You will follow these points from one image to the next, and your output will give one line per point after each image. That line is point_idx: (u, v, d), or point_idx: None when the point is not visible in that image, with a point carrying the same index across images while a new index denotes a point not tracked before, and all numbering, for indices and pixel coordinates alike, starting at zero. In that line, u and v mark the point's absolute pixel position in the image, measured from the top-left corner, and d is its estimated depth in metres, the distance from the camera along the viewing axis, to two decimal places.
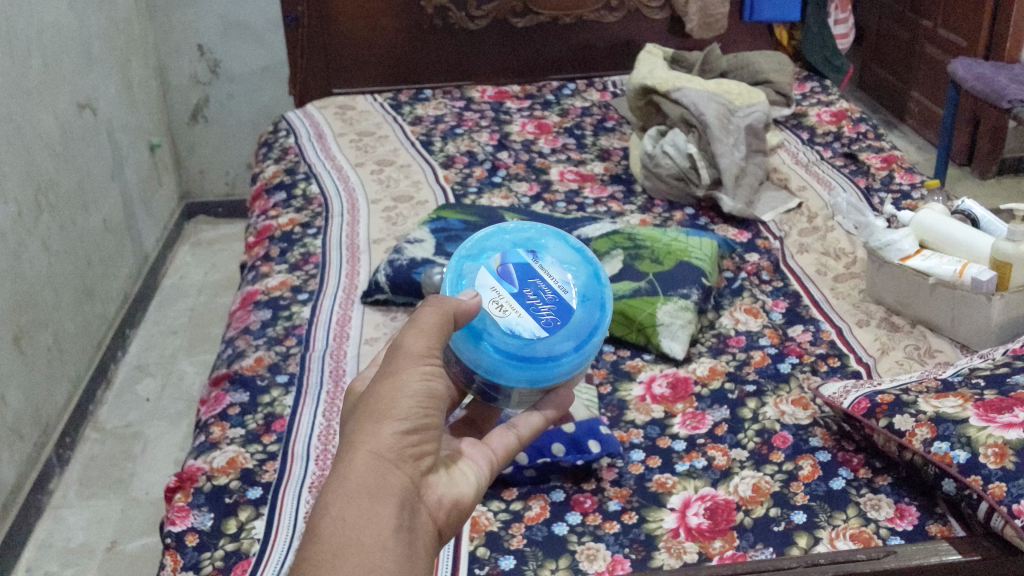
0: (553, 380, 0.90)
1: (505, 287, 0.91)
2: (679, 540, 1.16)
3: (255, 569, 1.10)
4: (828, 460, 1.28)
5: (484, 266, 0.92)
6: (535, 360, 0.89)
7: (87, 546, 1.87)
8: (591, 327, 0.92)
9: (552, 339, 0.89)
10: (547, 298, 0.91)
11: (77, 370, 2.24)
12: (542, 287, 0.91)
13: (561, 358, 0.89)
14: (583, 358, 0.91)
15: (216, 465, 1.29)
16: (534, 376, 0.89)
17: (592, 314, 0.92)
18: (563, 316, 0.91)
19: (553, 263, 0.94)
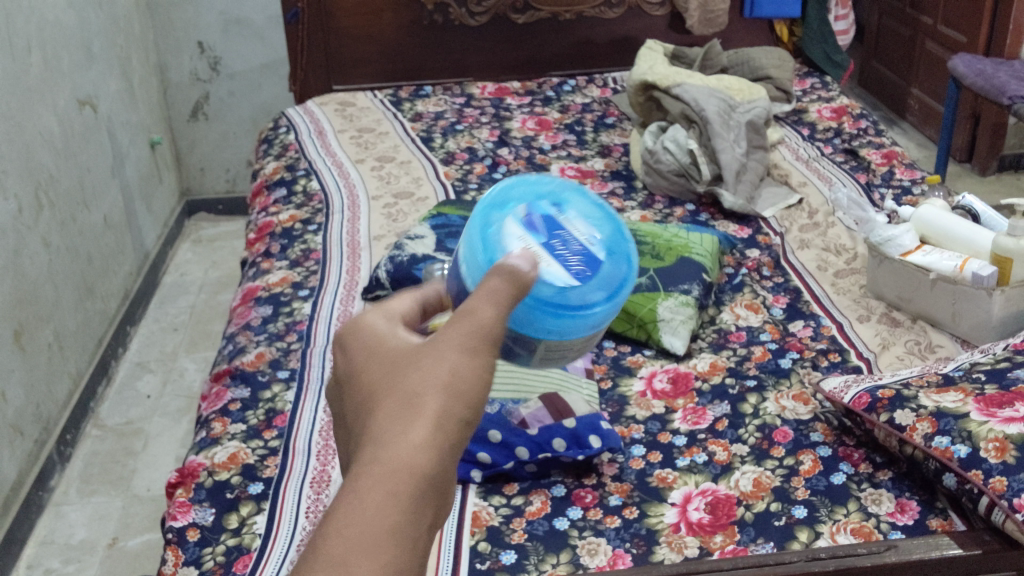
0: (581, 331, 0.82)
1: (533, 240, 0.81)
2: (680, 535, 1.16)
3: (256, 565, 1.10)
4: (828, 455, 1.28)
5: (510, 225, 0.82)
6: (570, 311, 0.79)
7: (88, 543, 1.88)
8: (620, 279, 0.84)
9: (586, 285, 0.81)
10: (575, 249, 0.82)
11: (78, 368, 2.24)
12: (568, 240, 0.82)
13: (595, 306, 0.81)
14: (614, 307, 0.83)
15: (217, 461, 1.29)
16: (565, 330, 0.80)
17: (618, 268, 0.84)
18: (589, 271, 0.82)
19: (579, 220, 0.86)
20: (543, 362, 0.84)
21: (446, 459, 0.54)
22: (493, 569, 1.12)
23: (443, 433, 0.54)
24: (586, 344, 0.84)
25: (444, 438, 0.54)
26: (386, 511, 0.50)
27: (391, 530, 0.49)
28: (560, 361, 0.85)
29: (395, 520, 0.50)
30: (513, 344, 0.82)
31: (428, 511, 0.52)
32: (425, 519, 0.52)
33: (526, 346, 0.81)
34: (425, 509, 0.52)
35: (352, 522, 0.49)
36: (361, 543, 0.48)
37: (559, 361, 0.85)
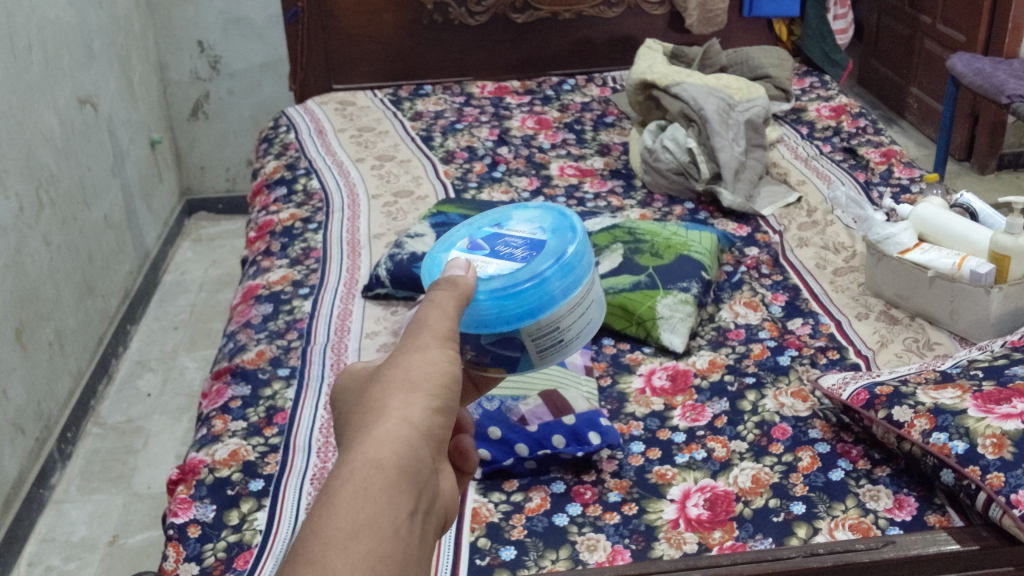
0: (554, 305, 0.88)
1: (476, 253, 0.91)
2: (679, 530, 1.17)
3: (257, 561, 1.11)
4: (827, 452, 1.29)
5: (454, 250, 0.93)
6: (526, 289, 0.86)
7: (89, 540, 1.88)
8: (566, 249, 0.92)
9: (533, 264, 0.89)
10: (517, 246, 0.92)
11: (79, 366, 2.25)
12: (508, 242, 0.93)
13: (549, 278, 0.88)
14: (574, 278, 0.91)
15: (218, 457, 1.30)
16: (534, 310, 0.87)
17: (561, 243, 0.93)
18: (539, 258, 0.90)
19: (518, 226, 0.97)
20: (543, 355, 0.90)
21: (411, 459, 0.61)
22: (493, 565, 1.13)
23: (402, 439, 0.62)
24: (569, 319, 0.90)
25: (403, 443, 0.62)
26: (363, 500, 0.57)
27: (370, 515, 0.56)
28: (559, 349, 0.91)
29: (371, 509, 0.56)
30: (504, 348, 0.89)
31: (404, 499, 0.59)
32: (401, 507, 0.58)
33: (514, 344, 0.88)
34: (400, 499, 0.58)
35: (334, 511, 0.55)
36: (343, 524, 0.55)
37: (561, 349, 0.91)
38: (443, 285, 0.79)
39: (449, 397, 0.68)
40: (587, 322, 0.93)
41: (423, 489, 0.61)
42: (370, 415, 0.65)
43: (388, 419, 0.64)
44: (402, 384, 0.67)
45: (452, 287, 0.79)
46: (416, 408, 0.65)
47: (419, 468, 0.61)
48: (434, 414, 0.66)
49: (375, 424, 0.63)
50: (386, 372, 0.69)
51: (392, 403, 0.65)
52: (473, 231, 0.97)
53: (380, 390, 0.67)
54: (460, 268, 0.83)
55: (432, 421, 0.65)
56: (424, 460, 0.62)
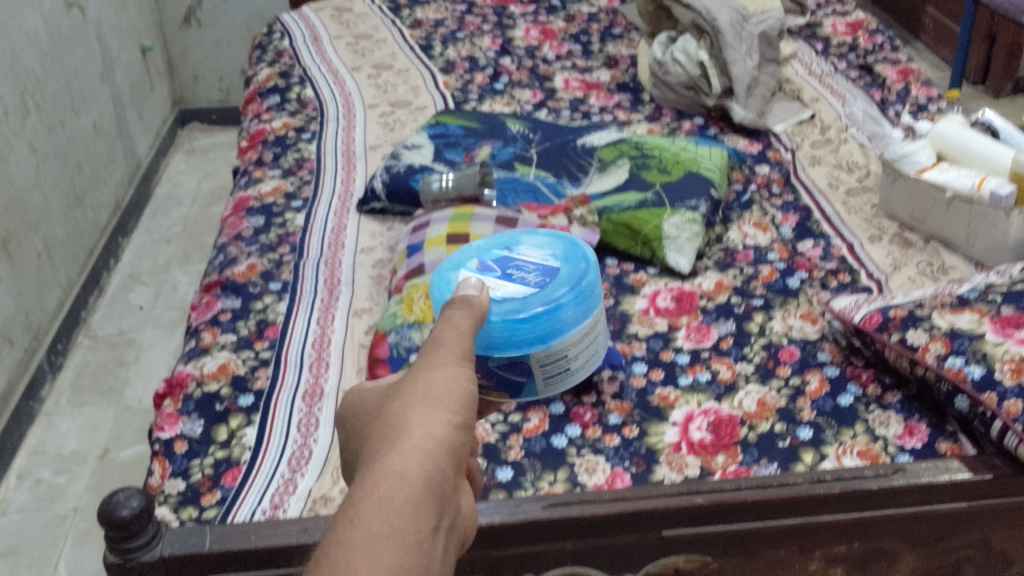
0: (562, 333, 1.01)
1: (491, 276, 1.01)
2: (681, 454, 1.13)
3: (246, 478, 1.07)
4: (836, 376, 1.24)
5: (471, 271, 1.02)
6: (540, 316, 0.98)
7: (80, 453, 1.85)
8: (576, 278, 1.03)
9: (547, 292, 1.00)
10: (530, 271, 1.02)
11: (69, 277, 2.20)
12: (522, 267, 1.03)
13: (561, 307, 1.00)
14: (581, 308, 1.02)
15: (207, 371, 1.25)
16: (544, 337, 0.99)
17: (572, 272, 1.04)
18: (551, 286, 1.01)
19: (529, 253, 1.07)
20: (546, 375, 1.04)
21: (434, 474, 0.62)
22: (489, 486, 1.09)
23: (425, 454, 0.62)
24: (574, 344, 1.03)
25: (428, 456, 0.62)
26: (388, 508, 0.57)
27: (394, 523, 0.57)
28: (561, 370, 1.05)
29: (395, 519, 0.57)
30: (513, 367, 1.01)
31: (429, 511, 0.59)
32: (426, 520, 0.59)
33: (523, 366, 1.00)
34: (422, 514, 0.59)
35: (359, 517, 0.56)
36: (367, 530, 0.56)
37: (563, 373, 1.04)
38: (459, 303, 0.83)
39: (466, 413, 0.69)
40: (587, 348, 1.07)
41: (446, 506, 0.62)
42: (393, 431, 0.65)
43: (411, 435, 0.64)
44: (423, 397, 0.68)
45: (467, 306, 0.83)
46: (438, 421, 0.66)
47: (442, 482, 0.62)
48: (456, 431, 0.66)
49: (399, 438, 0.64)
50: (405, 387, 0.70)
51: (415, 416, 0.66)
52: (487, 255, 1.05)
53: (400, 403, 0.68)
54: (473, 287, 0.87)
55: (455, 436, 0.66)
56: (447, 477, 0.63)
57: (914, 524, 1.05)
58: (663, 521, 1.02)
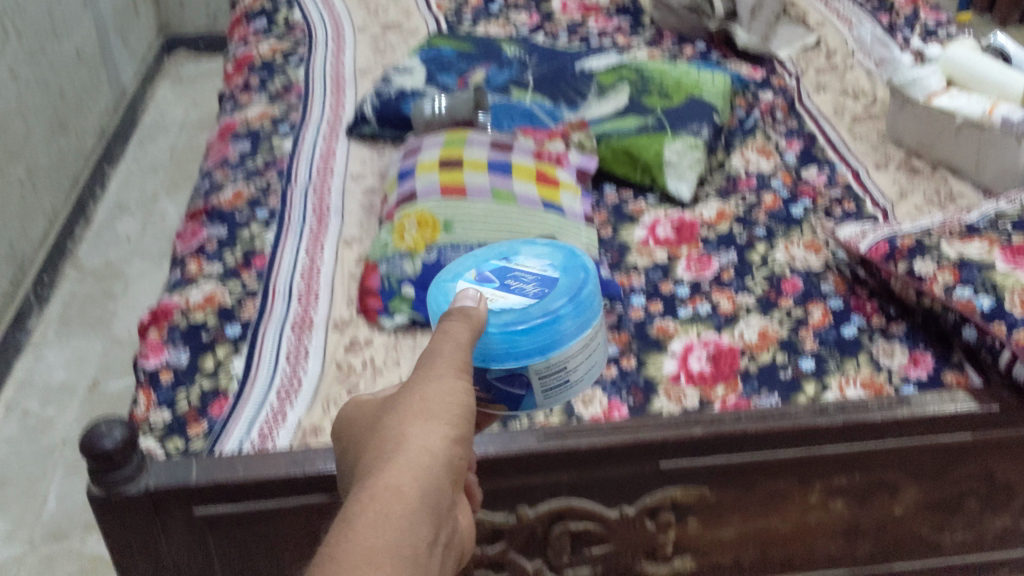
0: (565, 346, 0.82)
1: (487, 286, 0.85)
2: (680, 385, 1.10)
3: (233, 409, 1.05)
4: (839, 307, 1.21)
5: (465, 280, 0.86)
6: (539, 325, 0.80)
7: (68, 385, 1.83)
8: (580, 285, 0.85)
9: (546, 299, 0.82)
10: (529, 281, 0.85)
11: (54, 207, 2.15)
12: (521, 276, 0.86)
13: (562, 316, 0.81)
14: (586, 319, 0.84)
15: (193, 301, 1.22)
16: (544, 347, 0.81)
17: (575, 279, 0.86)
18: (552, 296, 0.83)
19: (529, 261, 0.90)
20: (547, 394, 0.84)
21: (431, 488, 0.60)
22: None
23: (421, 467, 0.60)
24: (578, 359, 0.84)
25: (426, 471, 0.60)
26: (385, 525, 0.56)
27: (391, 540, 0.55)
28: (565, 389, 0.85)
29: (390, 533, 0.56)
30: (511, 384, 0.82)
31: (425, 528, 0.58)
32: (422, 537, 0.57)
33: (521, 381, 0.82)
34: (419, 528, 0.57)
35: (355, 534, 0.55)
36: (362, 545, 0.54)
37: (569, 390, 0.85)
38: (456, 315, 0.76)
39: (463, 426, 0.66)
40: (595, 363, 0.87)
41: (441, 522, 0.60)
42: (389, 447, 0.63)
43: (408, 449, 0.62)
44: (419, 409, 0.65)
45: (464, 318, 0.75)
46: (435, 435, 0.63)
47: (438, 498, 0.60)
48: (453, 445, 0.64)
49: (396, 452, 0.62)
50: (402, 398, 0.67)
51: (411, 431, 0.63)
52: (483, 263, 0.89)
53: (396, 417, 0.65)
54: (471, 297, 0.78)
55: (452, 451, 0.63)
56: (442, 493, 0.61)
57: (916, 456, 1.03)
58: (661, 453, 0.99)
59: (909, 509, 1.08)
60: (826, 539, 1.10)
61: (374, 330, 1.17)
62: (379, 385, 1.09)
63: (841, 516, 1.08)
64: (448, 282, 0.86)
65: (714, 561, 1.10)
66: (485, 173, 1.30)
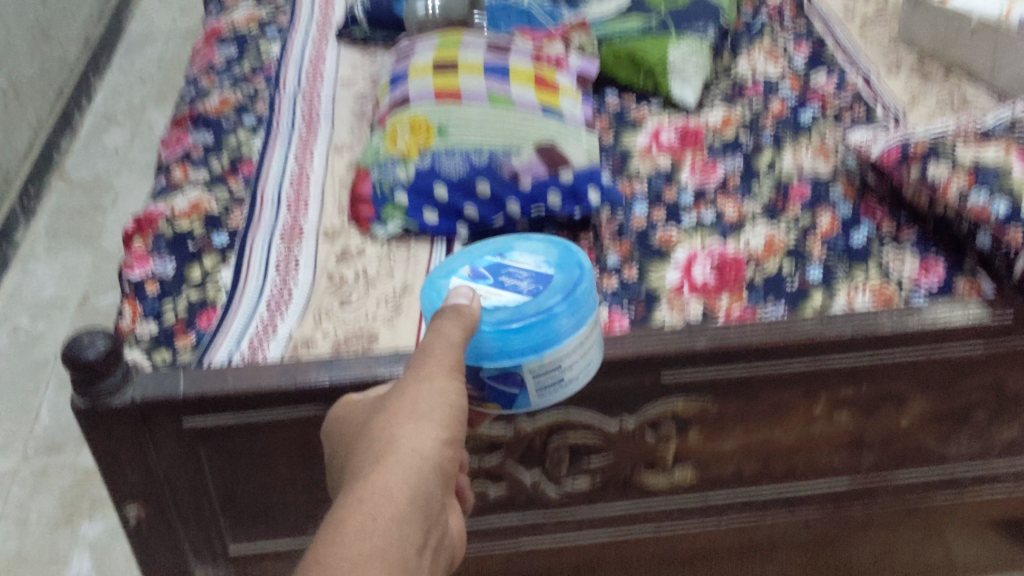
0: (559, 343, 0.74)
1: (479, 283, 0.75)
2: (683, 296, 1.06)
3: (222, 320, 1.01)
4: (848, 214, 1.17)
5: (455, 276, 0.76)
6: (532, 324, 0.72)
7: (58, 299, 1.79)
8: (576, 278, 0.76)
9: (540, 295, 0.74)
10: (521, 274, 0.76)
11: (39, 117, 2.09)
12: (514, 270, 0.77)
13: (557, 312, 0.73)
14: (580, 315, 0.76)
15: (179, 209, 1.17)
16: (538, 346, 0.73)
17: (570, 273, 0.76)
18: (545, 290, 0.75)
19: (524, 252, 0.79)
20: (540, 391, 0.78)
21: (421, 492, 0.57)
22: None
23: (411, 470, 0.57)
24: (572, 354, 0.77)
25: (416, 474, 0.57)
26: (373, 528, 0.53)
27: (378, 543, 0.53)
28: (559, 386, 0.78)
29: (378, 539, 0.53)
30: (503, 382, 0.75)
31: (415, 531, 0.56)
32: (411, 541, 0.55)
33: (513, 379, 0.75)
34: (408, 534, 0.55)
35: (341, 541, 0.52)
36: (349, 552, 0.52)
37: (562, 387, 0.79)
38: (446, 312, 0.69)
39: (455, 428, 0.62)
40: (588, 358, 0.80)
41: (432, 524, 0.58)
42: (378, 451, 0.59)
43: (397, 452, 0.58)
44: (409, 411, 0.61)
45: (457, 315, 0.68)
46: (427, 435, 0.60)
47: (428, 500, 0.58)
48: (444, 446, 0.60)
49: (385, 454, 0.59)
50: (392, 399, 0.64)
51: (401, 433, 0.60)
52: (474, 256, 0.79)
53: (386, 416, 0.62)
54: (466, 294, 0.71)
55: (444, 452, 0.60)
56: (433, 495, 0.58)
57: (925, 367, 1.01)
58: (664, 363, 0.96)
59: (915, 421, 1.06)
60: (829, 451, 1.08)
61: (367, 238, 1.15)
62: (372, 297, 1.05)
63: (846, 428, 1.06)
64: (438, 278, 0.76)
65: (715, 473, 1.08)
66: (480, 76, 1.24)
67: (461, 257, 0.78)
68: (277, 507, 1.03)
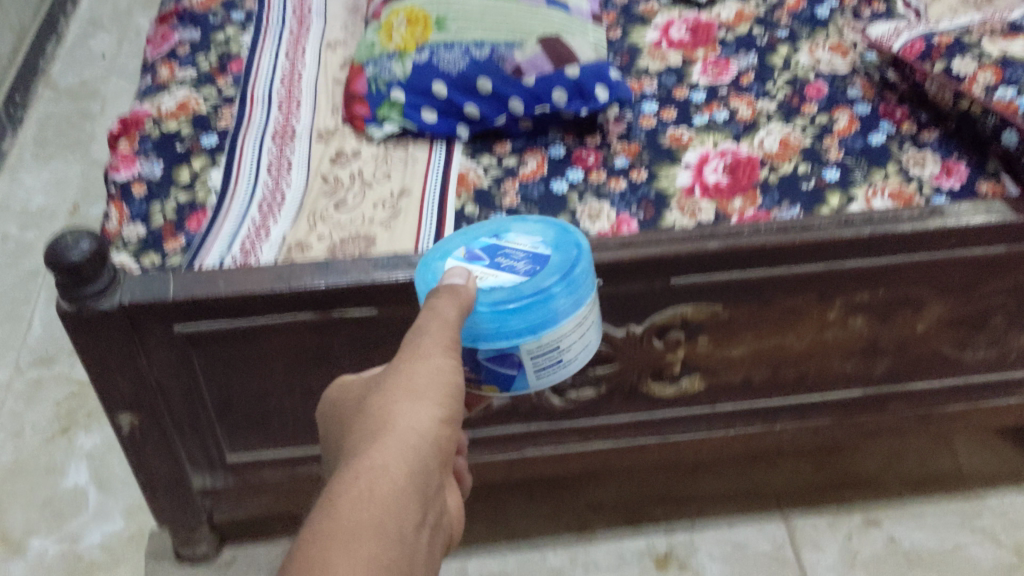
0: (559, 327, 0.63)
1: (471, 264, 0.64)
2: (694, 198, 1.01)
3: (212, 223, 0.97)
4: (867, 113, 1.12)
5: (447, 257, 0.66)
6: (529, 304, 0.61)
7: (48, 210, 1.75)
8: (576, 258, 0.65)
9: (537, 275, 0.62)
10: (518, 254, 0.65)
11: (21, 22, 2.01)
12: (510, 249, 0.65)
13: (554, 292, 0.62)
14: (581, 297, 0.64)
15: (165, 109, 1.13)
16: (536, 328, 0.62)
17: (570, 251, 0.65)
18: (541, 270, 0.63)
19: (523, 231, 0.68)
20: (541, 376, 0.66)
21: (418, 468, 0.54)
22: None
23: (409, 446, 0.54)
24: (576, 337, 0.65)
25: (413, 449, 0.54)
26: (370, 505, 0.50)
27: (373, 523, 0.49)
28: (562, 369, 0.67)
29: (373, 513, 0.50)
30: (500, 367, 0.65)
31: (414, 508, 0.52)
32: (410, 518, 0.52)
33: (510, 362, 0.64)
34: (405, 511, 0.52)
35: (336, 514, 0.49)
36: (344, 524, 0.49)
37: (566, 371, 0.67)
38: (442, 291, 0.60)
39: (453, 408, 0.58)
40: (592, 340, 0.68)
41: (430, 502, 0.55)
42: (373, 428, 0.56)
43: (393, 429, 0.55)
44: (405, 387, 0.58)
45: (453, 294, 0.60)
46: (424, 409, 0.57)
47: (427, 478, 0.55)
48: (442, 424, 0.57)
49: (380, 432, 0.55)
50: (387, 377, 0.60)
51: (398, 410, 0.56)
52: (469, 235, 0.68)
53: (381, 394, 0.58)
54: (460, 276, 0.62)
55: (442, 429, 0.57)
56: (431, 475, 0.55)
57: (944, 270, 0.97)
58: (673, 268, 0.92)
59: (932, 326, 1.03)
60: (842, 358, 1.05)
61: (362, 139, 1.10)
62: (368, 200, 1.01)
63: (861, 334, 1.03)
64: (427, 260, 0.66)
65: (724, 380, 1.05)
66: None
67: (453, 235, 0.67)
68: (274, 416, 1.00)
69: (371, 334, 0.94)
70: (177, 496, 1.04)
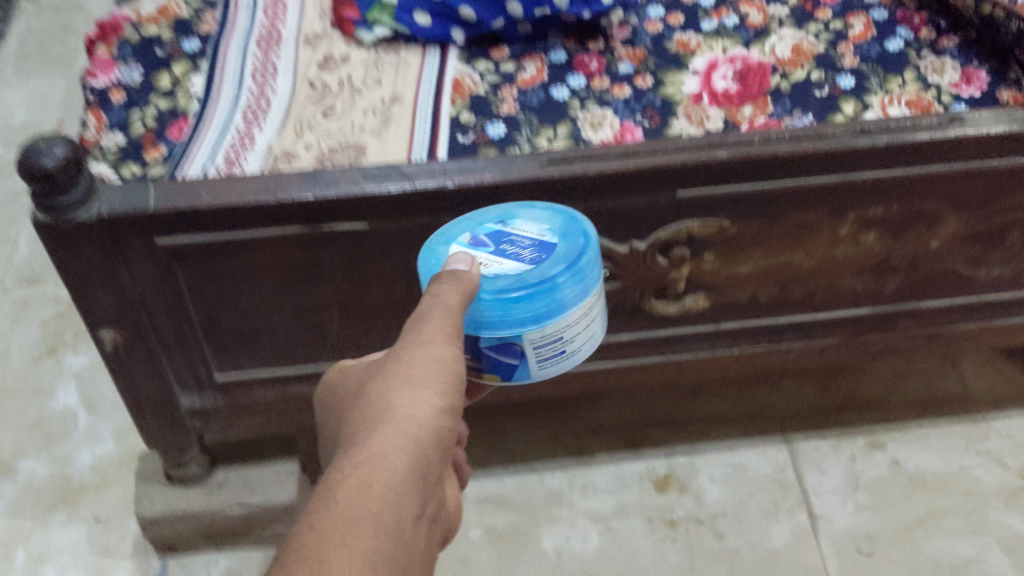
0: (562, 316, 0.66)
1: (476, 251, 0.67)
2: (702, 106, 0.97)
3: (194, 130, 0.93)
4: (883, 20, 1.07)
5: (454, 244, 0.68)
6: (534, 292, 0.64)
7: (32, 127, 1.69)
8: (581, 250, 0.67)
9: (542, 263, 0.65)
10: (524, 244, 0.67)
11: None
12: (516, 237, 0.68)
13: (559, 282, 0.64)
14: (584, 287, 0.67)
15: (145, 15, 1.10)
16: (540, 317, 0.65)
17: (576, 242, 0.67)
18: (547, 258, 0.66)
19: (528, 219, 0.70)
20: (543, 366, 0.69)
21: (418, 458, 0.54)
22: (478, 143, 0.92)
23: (409, 437, 0.55)
24: (579, 327, 0.69)
25: (413, 441, 0.55)
26: (367, 493, 0.51)
27: (373, 511, 0.50)
28: (563, 359, 0.70)
29: (374, 502, 0.50)
30: (502, 354, 0.68)
31: (413, 498, 0.53)
32: (409, 508, 0.52)
33: (513, 351, 0.67)
34: (405, 500, 0.52)
35: (336, 501, 0.50)
36: (344, 510, 0.49)
37: (567, 360, 0.71)
38: (444, 278, 0.62)
39: (453, 397, 0.59)
40: (594, 329, 0.72)
41: (430, 495, 0.55)
42: (373, 419, 0.57)
43: (394, 418, 0.56)
44: (405, 376, 0.58)
45: (455, 280, 0.61)
46: (424, 401, 0.57)
47: (426, 468, 0.55)
48: (442, 414, 0.58)
49: (379, 422, 0.56)
50: (389, 364, 0.61)
51: (398, 400, 0.57)
52: (474, 222, 0.70)
53: (382, 383, 0.59)
54: (464, 260, 0.64)
55: (442, 419, 0.58)
56: (430, 465, 0.56)
57: (961, 182, 0.93)
58: (678, 179, 0.88)
59: (946, 242, 0.99)
60: (852, 275, 1.01)
61: (352, 45, 1.04)
62: (358, 107, 0.96)
63: (872, 250, 0.99)
64: (434, 245, 0.68)
65: (729, 299, 1.02)
66: None
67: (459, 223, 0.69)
68: (263, 334, 0.97)
69: (362, 250, 0.90)
70: (164, 417, 1.01)
